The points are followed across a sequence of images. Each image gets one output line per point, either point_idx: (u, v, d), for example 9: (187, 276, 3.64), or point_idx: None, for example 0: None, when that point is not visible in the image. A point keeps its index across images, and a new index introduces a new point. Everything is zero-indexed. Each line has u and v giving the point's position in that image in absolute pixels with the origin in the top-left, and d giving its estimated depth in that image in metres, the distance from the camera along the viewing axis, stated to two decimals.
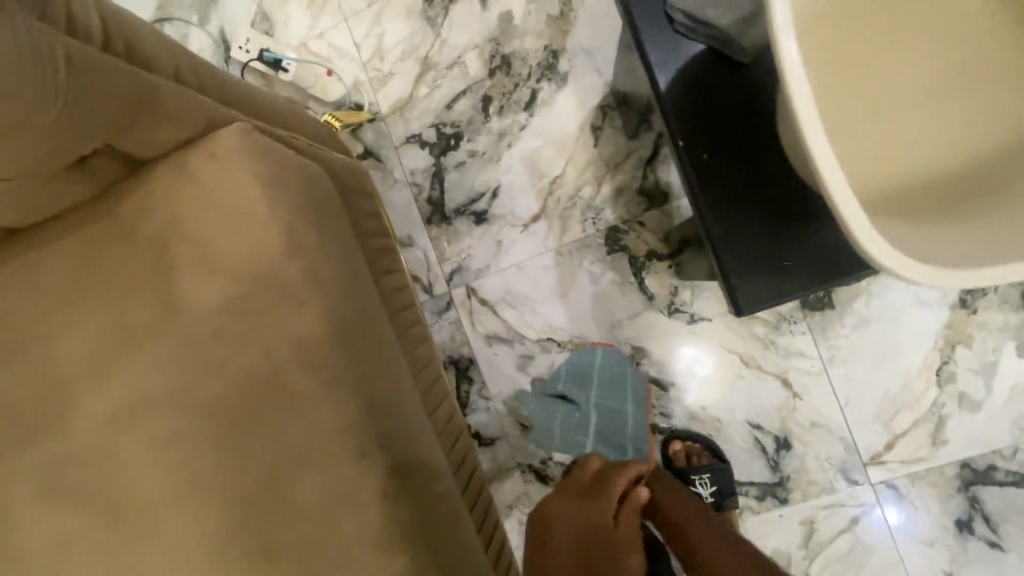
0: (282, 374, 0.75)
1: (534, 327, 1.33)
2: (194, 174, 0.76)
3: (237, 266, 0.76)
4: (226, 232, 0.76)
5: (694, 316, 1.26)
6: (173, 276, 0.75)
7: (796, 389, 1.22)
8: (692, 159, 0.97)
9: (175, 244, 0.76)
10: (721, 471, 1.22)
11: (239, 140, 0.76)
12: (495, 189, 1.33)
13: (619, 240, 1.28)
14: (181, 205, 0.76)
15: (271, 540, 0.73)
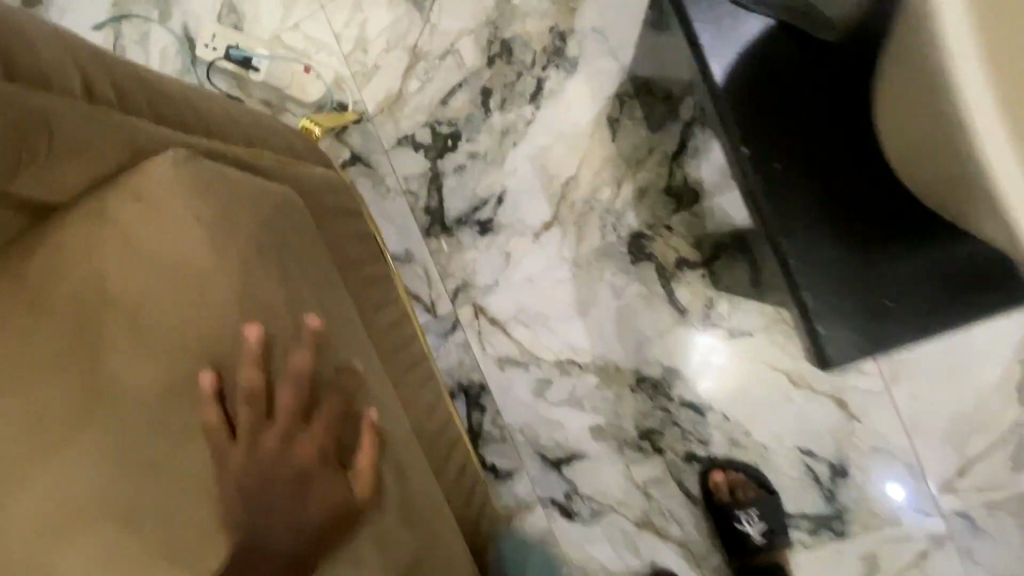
0: (243, 461, 0.58)
1: (551, 349, 1.19)
2: (131, 215, 0.62)
3: (184, 326, 0.60)
4: (171, 284, 0.61)
5: (733, 331, 1.11)
6: (98, 348, 0.59)
7: (853, 410, 1.08)
8: (764, 171, 0.81)
9: (100, 306, 0.60)
10: (769, 504, 1.10)
11: (174, 167, 0.62)
12: (501, 195, 1.18)
13: (644, 247, 1.12)
14: (104, 256, 0.61)
15: None
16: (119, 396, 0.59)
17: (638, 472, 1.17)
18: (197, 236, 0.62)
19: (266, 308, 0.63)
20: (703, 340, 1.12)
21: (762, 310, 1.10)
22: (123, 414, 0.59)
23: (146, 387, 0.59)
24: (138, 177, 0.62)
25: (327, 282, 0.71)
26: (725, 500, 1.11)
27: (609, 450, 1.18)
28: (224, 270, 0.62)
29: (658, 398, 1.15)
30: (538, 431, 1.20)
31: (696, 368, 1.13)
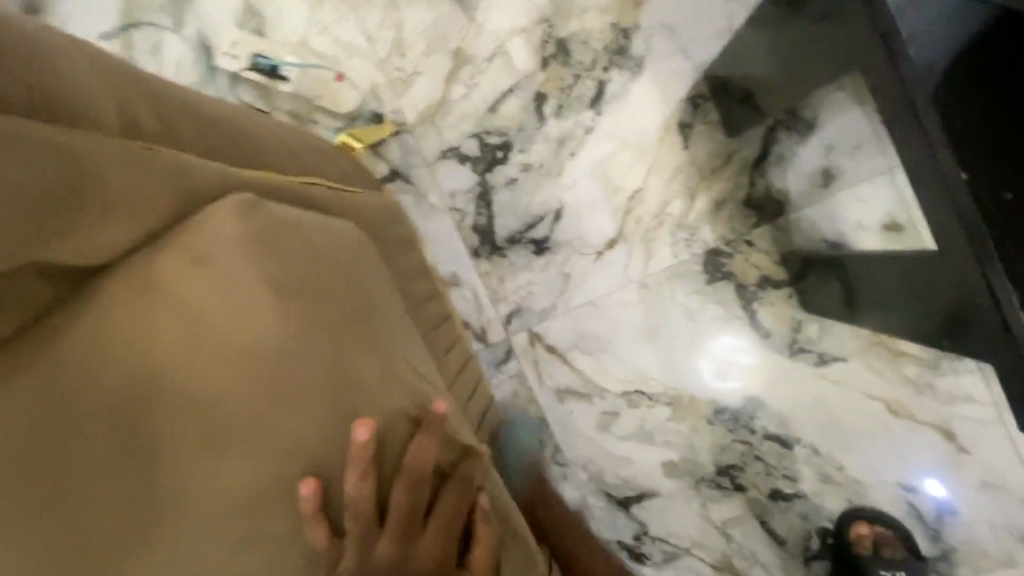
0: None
1: (618, 378, 1.07)
2: (183, 287, 0.47)
3: (258, 427, 0.45)
4: (238, 372, 0.46)
5: (824, 356, 1.00)
6: (161, 456, 0.44)
7: (962, 443, 0.97)
8: (987, 208, 0.53)
9: (159, 402, 0.45)
10: (916, 564, 0.96)
11: (236, 216, 0.49)
12: (558, 210, 1.06)
13: (721, 264, 1.02)
14: (160, 334, 0.46)
15: None
16: (182, 538, 0.44)
17: (716, 512, 1.06)
18: (274, 302, 0.48)
19: (363, 384, 0.49)
20: (725, 341, 1.03)
21: (857, 332, 0.99)
22: (187, 563, 0.44)
23: (219, 519, 0.44)
24: (189, 234, 0.48)
25: (413, 340, 0.58)
26: (865, 557, 0.97)
27: (684, 488, 1.07)
28: (310, 342, 0.48)
29: (739, 431, 1.04)
30: (604, 468, 1.09)
31: (712, 371, 1.04)
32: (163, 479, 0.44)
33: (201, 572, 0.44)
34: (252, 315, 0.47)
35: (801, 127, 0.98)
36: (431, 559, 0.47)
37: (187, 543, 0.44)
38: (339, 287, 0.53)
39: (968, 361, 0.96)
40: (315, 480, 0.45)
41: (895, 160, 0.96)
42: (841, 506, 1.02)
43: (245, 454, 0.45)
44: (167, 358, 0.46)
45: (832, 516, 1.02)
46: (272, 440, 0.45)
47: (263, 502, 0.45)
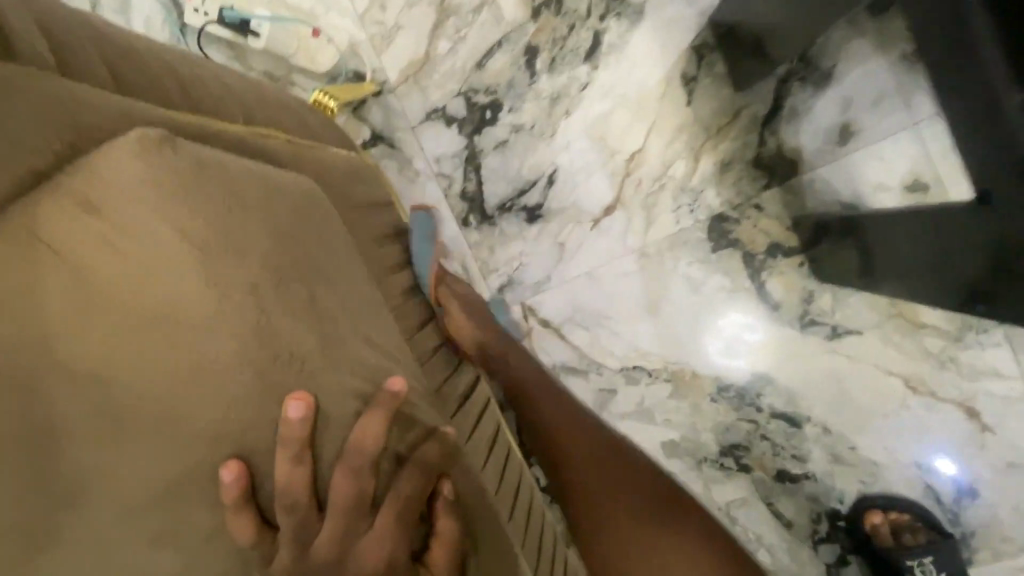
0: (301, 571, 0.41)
1: (615, 354, 1.01)
2: (83, 240, 0.41)
3: (170, 399, 0.40)
4: (143, 336, 0.40)
5: (837, 329, 0.93)
6: (53, 442, 0.38)
7: (986, 420, 0.90)
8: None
9: (52, 378, 0.38)
10: (948, 551, 0.90)
11: (144, 159, 0.43)
12: (551, 174, 0.99)
13: (727, 231, 0.94)
14: (53, 299, 0.39)
15: None
16: (78, 534, 0.38)
17: (719, 494, 1.01)
18: (188, 256, 0.42)
19: (295, 355, 0.44)
20: (733, 317, 0.96)
21: (872, 303, 0.92)
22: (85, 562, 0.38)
23: (122, 511, 0.38)
24: (89, 178, 0.42)
25: (372, 306, 0.53)
26: (888, 546, 0.92)
27: (686, 469, 1.01)
28: (231, 303, 0.43)
29: (744, 409, 0.98)
30: None
31: (719, 348, 0.97)
32: (50, 467, 0.37)
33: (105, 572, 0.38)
34: (162, 272, 0.41)
35: (817, 78, 0.89)
36: (376, 558, 0.42)
37: (84, 539, 0.38)
38: (267, 244, 0.46)
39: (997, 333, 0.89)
40: (240, 462, 0.40)
41: (921, 113, 0.86)
42: (855, 492, 0.96)
43: (153, 434, 0.39)
44: (57, 325, 0.39)
45: (845, 500, 0.96)
46: (184, 415, 0.40)
47: (179, 489, 0.39)
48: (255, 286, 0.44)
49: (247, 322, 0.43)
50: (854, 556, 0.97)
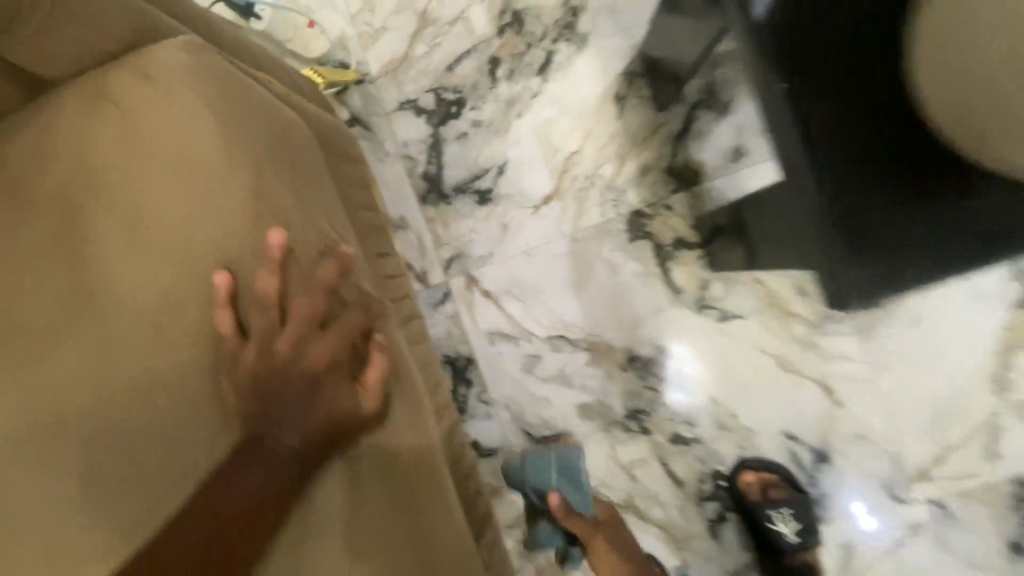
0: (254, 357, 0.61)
1: (543, 323, 1.17)
2: (133, 107, 0.65)
3: (188, 244, 0.63)
4: (174, 202, 0.64)
5: (726, 313, 1.11)
6: (99, 228, 0.64)
7: (837, 397, 1.09)
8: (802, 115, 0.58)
9: (103, 192, 0.64)
10: (801, 503, 1.08)
11: (179, 61, 0.66)
12: (502, 165, 1.16)
13: (643, 225, 1.12)
14: (107, 142, 0.65)
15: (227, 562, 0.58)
16: (105, 293, 0.63)
17: (623, 453, 1.16)
18: (204, 137, 0.64)
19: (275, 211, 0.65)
20: (676, 330, 1.13)
21: (756, 293, 1.10)
22: (118, 317, 0.62)
23: (138, 291, 0.62)
24: (144, 64, 0.65)
25: (331, 203, 0.74)
26: (756, 500, 1.09)
27: (596, 430, 1.17)
28: (225, 168, 0.64)
29: (648, 377, 1.14)
30: (525, 408, 1.19)
31: (670, 378, 1.14)
32: (98, 248, 0.63)
33: (129, 339, 0.62)
34: (183, 137, 0.64)
35: (719, 108, 1.10)
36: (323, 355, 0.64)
37: (124, 311, 0.62)
38: (261, 134, 0.68)
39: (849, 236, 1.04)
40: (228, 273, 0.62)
41: None
42: (735, 456, 1.13)
43: (160, 246, 0.63)
44: (115, 165, 0.64)
45: (726, 462, 1.13)
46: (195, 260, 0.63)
47: (174, 279, 0.63)
48: (248, 160, 0.65)
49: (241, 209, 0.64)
50: (732, 513, 1.14)
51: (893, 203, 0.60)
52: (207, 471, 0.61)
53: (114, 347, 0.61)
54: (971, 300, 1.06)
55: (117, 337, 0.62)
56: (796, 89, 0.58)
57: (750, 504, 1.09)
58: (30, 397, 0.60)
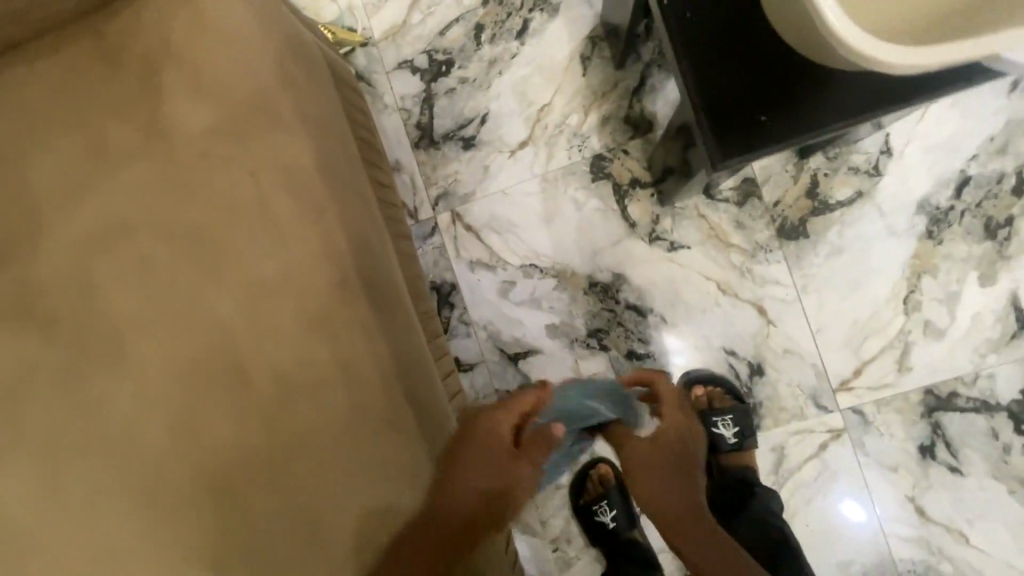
0: (267, 196, 0.75)
1: (517, 253, 1.34)
2: None
3: (237, 113, 0.76)
4: (225, 76, 0.76)
5: (674, 244, 1.28)
6: (151, 94, 0.75)
7: (770, 316, 1.25)
8: (678, 25, 0.82)
9: (158, 63, 0.76)
10: (742, 411, 1.22)
11: None
12: (484, 116, 1.35)
13: (603, 167, 1.31)
14: (164, 20, 0.76)
15: (242, 361, 0.72)
16: (150, 145, 0.75)
17: (585, 367, 1.31)
18: (238, 21, 0.78)
19: (293, 90, 0.80)
20: (627, 254, 1.30)
21: (700, 226, 1.27)
22: (163, 164, 0.74)
23: (179, 143, 0.75)
24: None
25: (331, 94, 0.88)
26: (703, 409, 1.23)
27: (562, 347, 1.32)
28: (256, 50, 0.78)
29: (607, 300, 1.31)
30: (501, 328, 1.34)
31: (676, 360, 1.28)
32: (144, 107, 0.75)
33: (175, 182, 0.74)
34: (218, 19, 0.77)
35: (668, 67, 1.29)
36: (323, 201, 0.78)
37: (171, 158, 0.74)
38: (283, 32, 0.82)
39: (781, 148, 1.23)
40: (251, 143, 0.76)
41: None
42: (682, 369, 1.28)
43: (197, 106, 0.75)
44: (160, 38, 0.76)
45: (675, 375, 1.28)
46: (236, 127, 0.75)
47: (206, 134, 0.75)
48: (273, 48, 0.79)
49: (288, 103, 0.78)
50: None
51: (748, 86, 0.81)
52: (223, 298, 0.73)
53: (163, 186, 0.74)
54: (888, 234, 1.21)
55: (162, 180, 0.74)
56: (675, 9, 0.82)
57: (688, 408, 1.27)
58: (90, 225, 0.74)
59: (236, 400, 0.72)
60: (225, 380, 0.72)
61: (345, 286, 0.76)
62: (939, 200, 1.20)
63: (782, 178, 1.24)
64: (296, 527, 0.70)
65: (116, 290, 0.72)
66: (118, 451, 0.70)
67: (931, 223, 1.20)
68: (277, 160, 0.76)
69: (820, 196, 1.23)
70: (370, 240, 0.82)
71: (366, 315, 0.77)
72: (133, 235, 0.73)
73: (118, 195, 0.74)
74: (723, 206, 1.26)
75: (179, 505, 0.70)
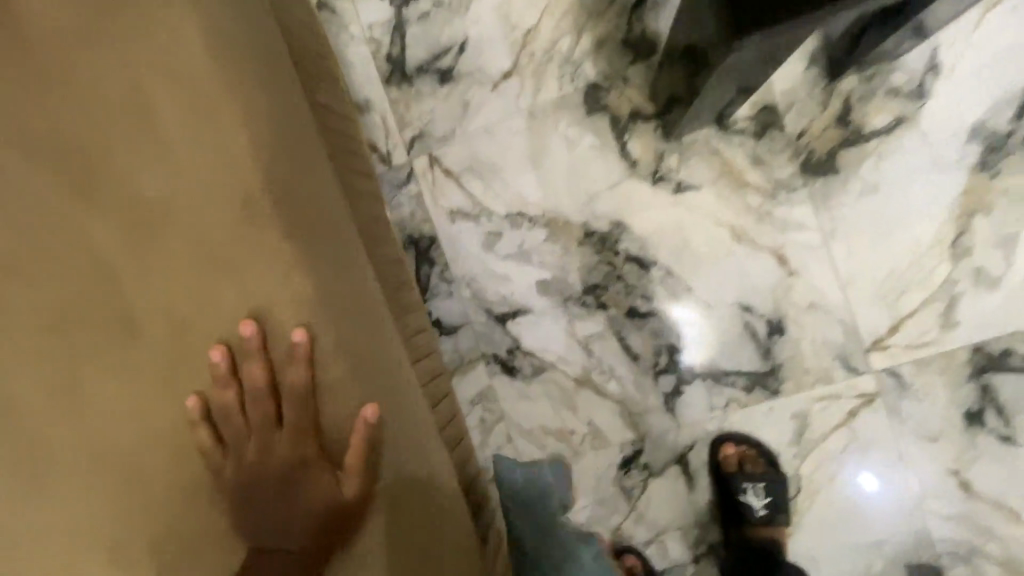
0: (168, 124, 0.69)
1: (503, 201, 1.18)
2: None
3: (142, 33, 0.70)
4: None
5: (681, 185, 1.11)
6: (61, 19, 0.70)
7: (792, 266, 1.08)
8: None
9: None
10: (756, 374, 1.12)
11: None
12: (462, 43, 1.18)
13: (599, 98, 1.14)
14: None
15: (149, 302, 0.69)
16: (53, 73, 0.71)
17: (581, 328, 1.17)
18: None
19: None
20: (629, 198, 1.14)
21: (711, 163, 1.10)
22: (67, 90, 0.70)
23: (81, 69, 0.70)
24: None
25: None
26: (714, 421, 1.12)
27: (554, 305, 1.18)
28: None
29: (604, 252, 1.15)
30: (486, 286, 1.20)
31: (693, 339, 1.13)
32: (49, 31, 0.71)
33: (85, 109, 0.70)
34: None
35: None
36: (236, 119, 0.69)
37: (79, 85, 0.70)
38: None
39: (808, 70, 1.06)
40: (158, 64, 0.70)
41: None
42: (690, 328, 1.13)
43: (99, 26, 0.70)
44: None
45: (682, 335, 1.14)
46: (142, 51, 0.70)
47: (108, 57, 0.70)
48: None
49: (191, 13, 0.70)
50: (687, 386, 1.14)
51: None
52: (126, 234, 0.69)
53: (70, 119, 0.70)
54: (933, 166, 1.04)
55: (63, 111, 0.70)
56: None
57: (696, 370, 1.14)
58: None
59: (147, 342, 0.69)
60: (134, 320, 0.69)
61: (260, 217, 0.68)
62: (997, 124, 1.02)
63: (808, 107, 1.06)
64: (218, 472, 0.67)
65: (33, 226, 0.70)
66: (43, 392, 0.70)
67: (986, 151, 1.02)
68: (183, 82, 0.70)
69: (853, 124, 1.05)
70: (296, 165, 0.71)
71: (286, 251, 0.68)
72: (39, 168, 0.70)
73: (22, 126, 0.70)
74: (738, 139, 1.09)
75: (103, 446, 0.69)
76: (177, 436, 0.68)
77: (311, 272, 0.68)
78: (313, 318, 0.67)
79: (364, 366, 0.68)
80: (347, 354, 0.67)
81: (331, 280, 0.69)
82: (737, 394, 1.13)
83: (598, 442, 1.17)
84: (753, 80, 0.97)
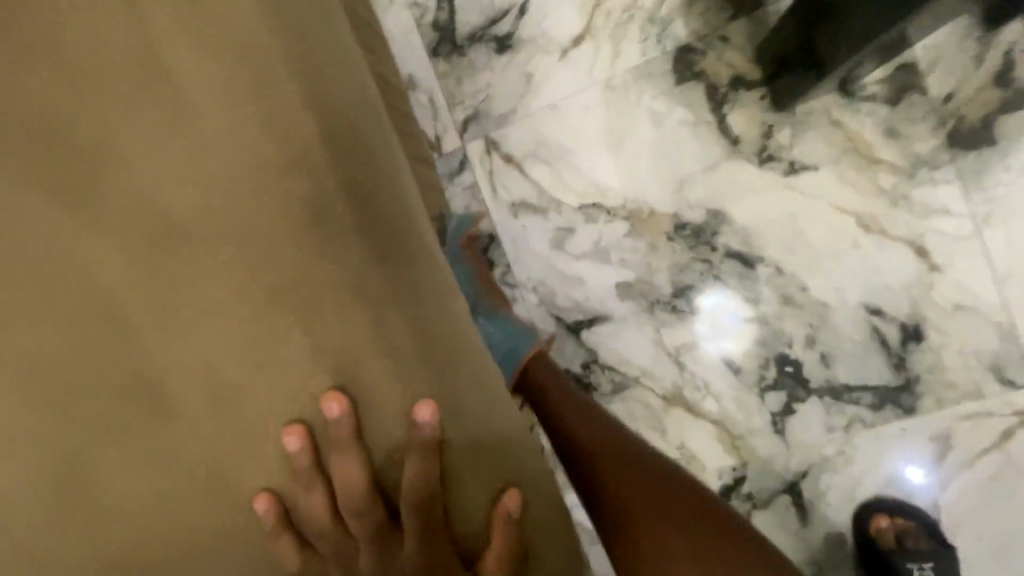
0: (206, 121, 0.54)
1: (575, 189, 1.00)
2: None
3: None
4: None
5: (794, 165, 0.93)
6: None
7: (935, 259, 0.90)
8: None
9: None
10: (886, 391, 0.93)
11: None
12: (523, 4, 1.00)
13: (691, 63, 0.96)
14: None
15: (192, 350, 0.54)
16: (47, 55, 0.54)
17: (670, 337, 0.99)
18: None
19: None
20: (730, 183, 0.95)
21: (833, 137, 0.92)
22: (67, 79, 0.54)
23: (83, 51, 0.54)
24: None
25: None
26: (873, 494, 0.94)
27: (638, 312, 1.00)
28: None
29: (699, 248, 0.97)
30: (556, 291, 1.02)
31: (705, 331, 0.98)
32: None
33: (86, 107, 0.54)
34: None
35: None
36: (298, 117, 0.54)
37: (83, 71, 0.54)
38: None
39: (959, 18, 0.86)
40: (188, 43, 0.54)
41: None
42: (805, 335, 0.95)
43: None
44: None
45: (795, 344, 0.95)
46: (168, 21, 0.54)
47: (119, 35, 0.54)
48: None
49: None
50: (801, 405, 0.96)
51: None
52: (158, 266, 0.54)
53: (74, 116, 0.54)
54: None
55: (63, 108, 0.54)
56: None
57: (812, 386, 0.95)
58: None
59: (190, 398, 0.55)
60: (174, 372, 0.55)
61: (339, 239, 0.54)
62: None
63: (958, 62, 0.88)
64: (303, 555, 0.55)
65: (29, 263, 0.55)
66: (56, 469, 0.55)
67: None
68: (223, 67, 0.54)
69: (1015, 83, 0.87)
70: (377, 172, 0.56)
71: (375, 285, 0.54)
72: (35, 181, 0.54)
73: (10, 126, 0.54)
74: (868, 107, 0.90)
75: (139, 528, 0.55)
76: (245, 524, 0.55)
77: (405, 311, 0.55)
78: (412, 375, 0.54)
79: (480, 431, 0.55)
80: (464, 425, 0.54)
81: (432, 324, 0.55)
82: (861, 413, 0.95)
83: (692, 467, 0.99)
84: (895, 35, 0.78)
